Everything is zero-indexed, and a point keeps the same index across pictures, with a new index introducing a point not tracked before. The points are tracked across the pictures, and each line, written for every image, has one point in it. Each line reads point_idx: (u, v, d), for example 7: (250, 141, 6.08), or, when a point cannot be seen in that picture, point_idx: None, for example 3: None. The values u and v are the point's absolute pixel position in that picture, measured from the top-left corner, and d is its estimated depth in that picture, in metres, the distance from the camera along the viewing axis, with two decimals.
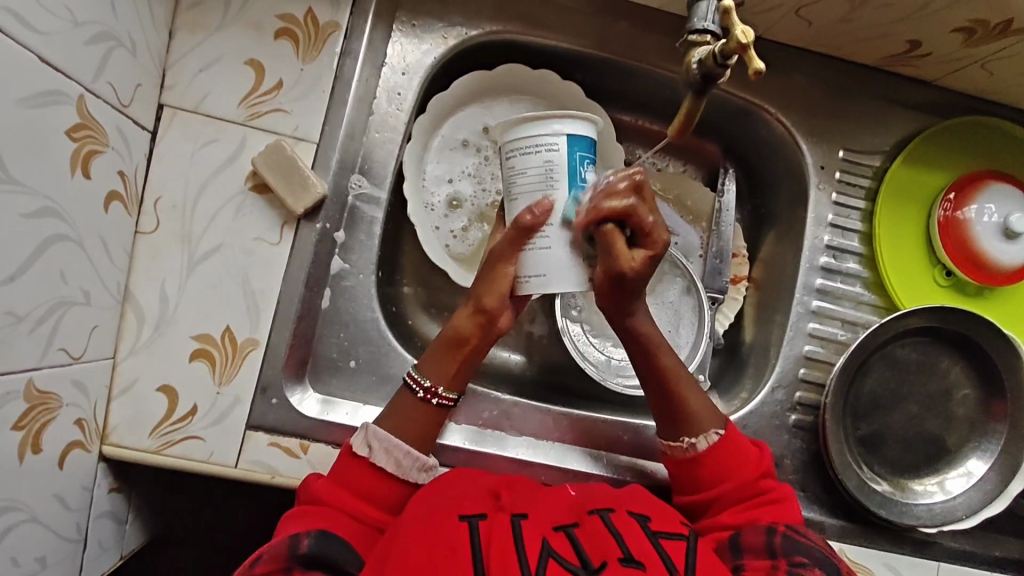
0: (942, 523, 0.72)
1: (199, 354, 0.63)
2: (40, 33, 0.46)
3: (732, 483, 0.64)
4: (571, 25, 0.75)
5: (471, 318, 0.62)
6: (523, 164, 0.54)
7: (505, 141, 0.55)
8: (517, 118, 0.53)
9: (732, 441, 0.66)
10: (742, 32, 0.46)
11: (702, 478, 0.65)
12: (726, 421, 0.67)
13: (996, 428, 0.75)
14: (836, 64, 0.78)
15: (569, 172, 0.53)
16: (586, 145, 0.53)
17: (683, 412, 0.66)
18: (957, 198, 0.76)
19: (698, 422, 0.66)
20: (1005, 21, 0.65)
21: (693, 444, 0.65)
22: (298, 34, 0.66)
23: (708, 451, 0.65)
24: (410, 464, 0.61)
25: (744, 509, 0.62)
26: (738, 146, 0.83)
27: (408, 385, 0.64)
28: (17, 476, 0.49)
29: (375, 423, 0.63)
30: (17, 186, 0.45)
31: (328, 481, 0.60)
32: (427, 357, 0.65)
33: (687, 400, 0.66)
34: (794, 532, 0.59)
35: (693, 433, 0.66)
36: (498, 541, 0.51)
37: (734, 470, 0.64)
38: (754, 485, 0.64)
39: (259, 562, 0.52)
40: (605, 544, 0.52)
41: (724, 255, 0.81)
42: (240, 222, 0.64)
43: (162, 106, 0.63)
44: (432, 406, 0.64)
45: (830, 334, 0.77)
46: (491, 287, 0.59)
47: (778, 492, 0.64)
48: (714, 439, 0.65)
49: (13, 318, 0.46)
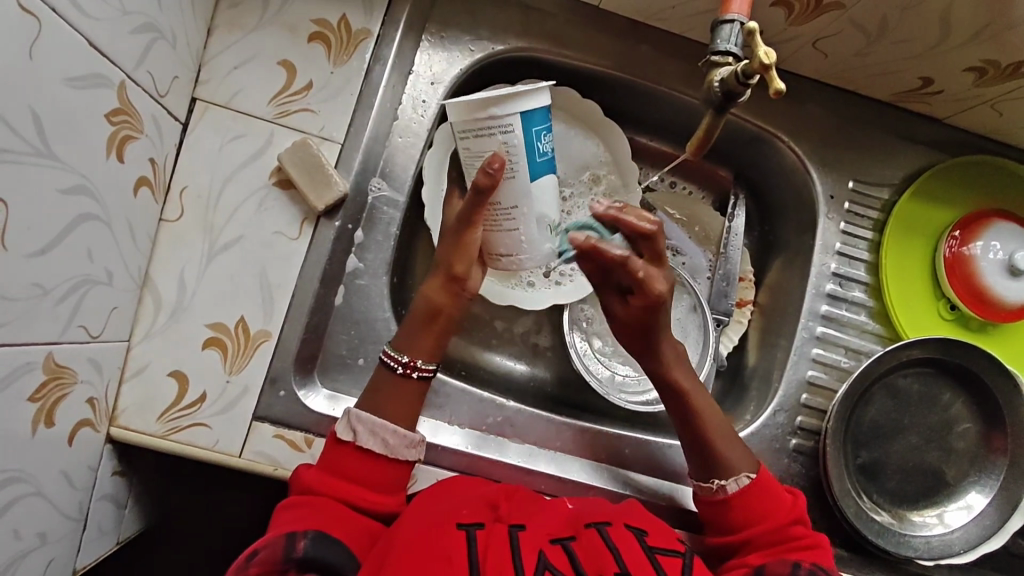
0: (940, 556, 0.72)
1: (212, 342, 0.64)
2: (89, 18, 0.48)
3: (766, 526, 0.62)
4: (594, 46, 0.77)
5: (444, 289, 0.62)
6: (477, 144, 0.55)
7: (459, 122, 0.54)
8: (464, 101, 0.53)
9: (763, 484, 0.64)
10: (765, 53, 0.49)
11: (731, 521, 0.64)
12: (756, 465, 0.65)
13: (996, 463, 0.75)
14: (849, 97, 0.80)
15: (526, 145, 0.54)
16: (540, 117, 0.54)
17: (720, 461, 0.65)
18: (963, 235, 0.77)
19: (728, 464, 0.64)
20: (1015, 63, 0.67)
21: (721, 485, 0.64)
22: (330, 39, 0.68)
23: (738, 495, 0.63)
24: (396, 442, 0.60)
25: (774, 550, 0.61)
26: (751, 173, 0.85)
27: (383, 361, 0.63)
28: (28, 447, 0.49)
29: (357, 406, 0.62)
30: (55, 162, 0.47)
31: (320, 470, 0.59)
32: (403, 332, 0.63)
33: (717, 444, 0.65)
34: None
35: (724, 476, 0.64)
36: (494, 554, 0.50)
37: (767, 513, 0.63)
38: (786, 530, 0.62)
39: (254, 562, 0.51)
40: (601, 560, 0.51)
41: (730, 278, 0.83)
42: (262, 215, 0.66)
43: (195, 100, 0.65)
44: (413, 379, 0.62)
45: (834, 360, 0.78)
46: (461, 252, 0.60)
47: (812, 540, 0.62)
48: (745, 482, 0.64)
49: (40, 290, 0.47)
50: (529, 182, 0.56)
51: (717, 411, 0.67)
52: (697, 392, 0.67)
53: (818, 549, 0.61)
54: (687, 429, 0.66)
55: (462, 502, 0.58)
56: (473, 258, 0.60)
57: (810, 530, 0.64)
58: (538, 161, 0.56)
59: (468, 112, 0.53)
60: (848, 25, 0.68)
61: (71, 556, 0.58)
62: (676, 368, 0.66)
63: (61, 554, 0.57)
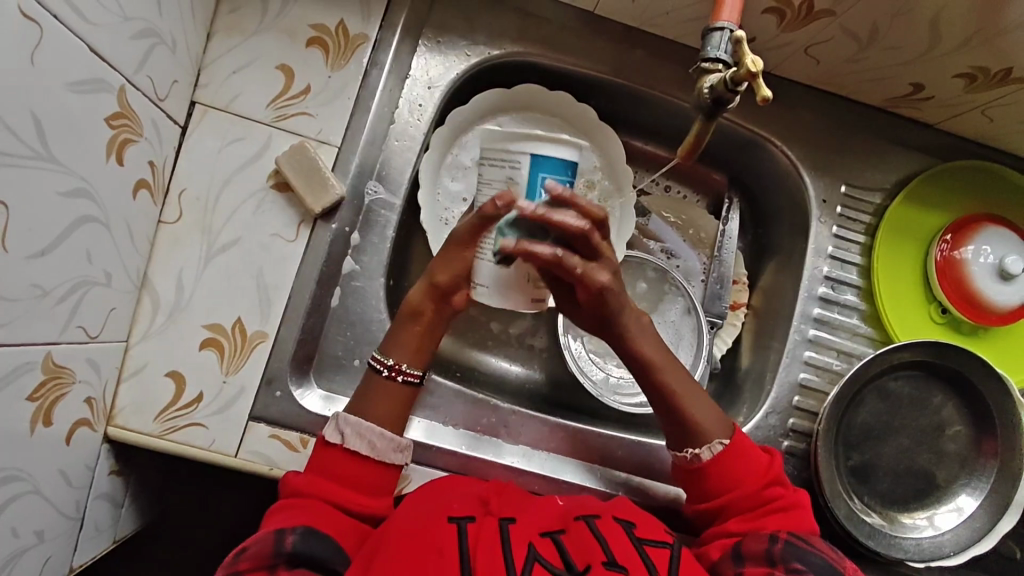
0: (930, 558, 0.73)
1: (209, 342, 0.65)
2: (90, 24, 0.49)
3: (742, 491, 0.63)
4: (589, 51, 0.78)
5: (428, 294, 0.63)
6: (489, 173, 0.55)
7: (485, 148, 0.55)
8: (499, 130, 0.52)
9: (737, 450, 0.64)
10: (753, 61, 0.49)
11: (710, 485, 0.64)
12: (733, 430, 0.65)
13: (986, 465, 0.76)
14: (841, 103, 0.81)
15: (531, 193, 0.53)
16: (551, 166, 0.52)
17: (694, 429, 0.65)
18: (954, 239, 0.78)
19: (704, 433, 0.65)
20: (1004, 70, 0.68)
21: (696, 454, 0.65)
22: (328, 43, 0.69)
23: (711, 462, 0.64)
24: (384, 445, 0.60)
25: (752, 516, 0.62)
26: (745, 177, 0.86)
27: (370, 364, 0.64)
28: (27, 446, 0.50)
29: (346, 411, 0.62)
30: (55, 165, 0.47)
31: (308, 474, 0.59)
32: (390, 334, 0.65)
33: (692, 413, 0.65)
34: (796, 539, 0.58)
35: (697, 444, 0.65)
36: (483, 545, 0.51)
37: (743, 479, 0.63)
38: (763, 492, 0.63)
39: (244, 557, 0.52)
40: (590, 549, 0.52)
41: (724, 281, 0.84)
42: (259, 217, 0.67)
43: (194, 103, 0.66)
44: (398, 382, 0.63)
45: (826, 363, 0.79)
46: (446, 263, 0.61)
47: (788, 500, 0.63)
48: (717, 449, 0.64)
49: (39, 291, 0.48)
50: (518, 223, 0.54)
51: (689, 378, 0.67)
52: (664, 361, 0.66)
53: (795, 509, 0.62)
54: (658, 399, 0.66)
55: (453, 497, 0.58)
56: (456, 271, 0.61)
57: (791, 490, 0.65)
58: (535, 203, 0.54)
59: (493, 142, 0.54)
60: (839, 32, 0.69)
61: (69, 554, 0.59)
62: (641, 337, 0.66)
63: (58, 552, 0.57)
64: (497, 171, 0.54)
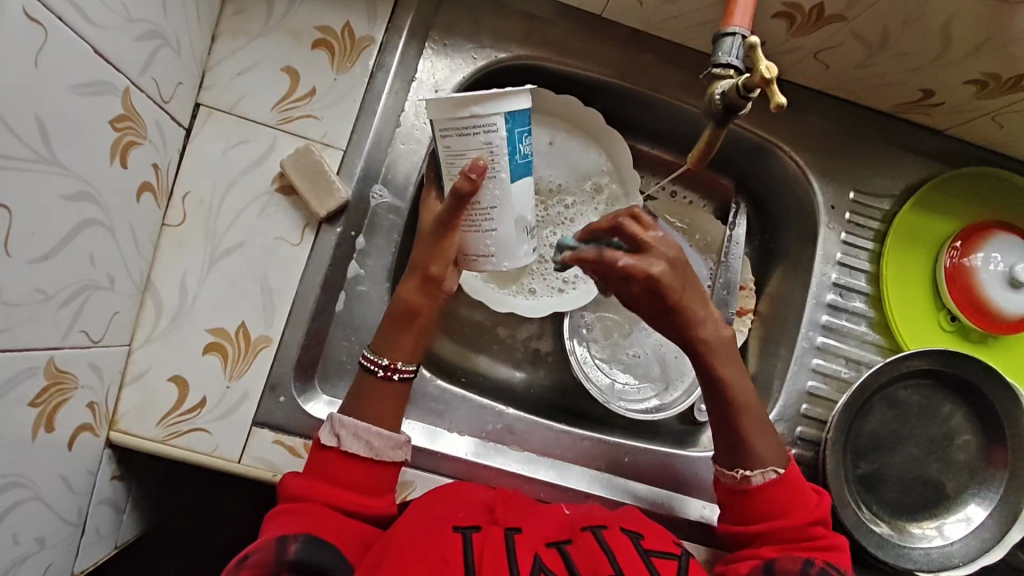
0: (940, 569, 0.72)
1: (213, 347, 0.64)
2: (95, 25, 0.48)
3: (787, 522, 0.61)
4: (595, 55, 0.77)
5: (421, 289, 0.62)
6: (458, 144, 0.55)
7: (438, 120, 0.54)
8: (449, 100, 0.52)
9: (790, 481, 0.63)
10: (766, 67, 0.49)
11: (752, 512, 0.63)
12: (787, 460, 0.64)
13: (996, 475, 0.75)
14: (849, 108, 0.80)
15: (510, 149, 0.55)
16: (522, 119, 0.55)
17: (750, 452, 0.64)
18: (964, 246, 0.77)
19: (761, 456, 0.64)
20: (1017, 76, 0.67)
21: (747, 476, 0.63)
22: (334, 45, 0.69)
23: (761, 487, 0.63)
24: (382, 444, 0.60)
25: (791, 546, 0.61)
26: (753, 183, 0.85)
27: (365, 366, 0.62)
28: (28, 453, 0.49)
29: (342, 411, 0.62)
30: (59, 168, 0.47)
31: (307, 477, 0.59)
32: (381, 333, 0.63)
33: (757, 441, 0.64)
34: (832, 567, 0.57)
35: (751, 468, 0.64)
36: (489, 555, 0.50)
37: (791, 510, 0.62)
38: (808, 529, 0.61)
39: (246, 564, 0.51)
40: (596, 562, 0.52)
41: (731, 287, 0.82)
42: (264, 221, 0.66)
43: (199, 106, 0.65)
44: (393, 382, 0.62)
45: (834, 371, 0.78)
46: (437, 254, 0.61)
47: (830, 540, 0.61)
48: (772, 476, 0.63)
49: (42, 296, 0.48)
50: (510, 184, 0.57)
51: (760, 407, 0.65)
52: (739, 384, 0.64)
53: (835, 551, 0.61)
54: (722, 419, 0.65)
55: (458, 505, 0.58)
56: (449, 258, 0.61)
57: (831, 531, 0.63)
58: (518, 162, 0.57)
59: (449, 111, 0.53)
60: (849, 36, 0.68)
61: (70, 561, 0.58)
62: (723, 367, 0.63)
63: (59, 558, 0.56)
64: (473, 146, 0.55)
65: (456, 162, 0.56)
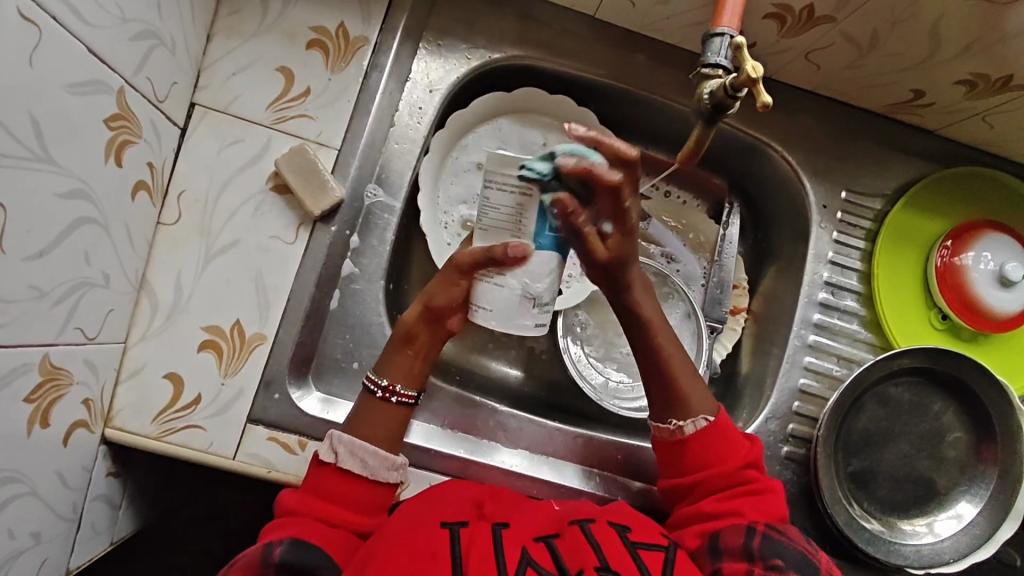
0: (931, 565, 0.72)
1: (207, 344, 0.65)
2: (89, 24, 0.48)
3: (719, 471, 0.63)
4: (588, 55, 0.77)
5: (421, 320, 0.64)
6: (494, 199, 0.52)
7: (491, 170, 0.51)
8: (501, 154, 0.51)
9: (719, 428, 0.64)
10: (752, 67, 0.49)
11: (688, 463, 0.64)
12: (716, 409, 0.66)
13: (987, 472, 0.76)
14: (840, 108, 0.81)
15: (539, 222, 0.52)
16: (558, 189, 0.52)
17: (681, 399, 0.65)
18: (954, 245, 0.78)
19: (689, 405, 0.65)
20: (1005, 76, 0.67)
21: (680, 426, 0.65)
22: (328, 46, 0.69)
23: (694, 437, 0.64)
24: (377, 463, 0.60)
25: (725, 497, 0.62)
26: (746, 182, 0.86)
27: (366, 385, 0.64)
28: (23, 448, 0.50)
29: (340, 430, 0.62)
30: (53, 166, 0.47)
31: (302, 492, 0.59)
32: (384, 355, 0.65)
33: (684, 387, 0.66)
34: (773, 533, 0.58)
35: (683, 417, 0.65)
36: (477, 548, 0.51)
37: (721, 458, 0.63)
38: (739, 474, 0.62)
39: (232, 570, 0.52)
40: (582, 555, 0.52)
41: (724, 286, 0.84)
42: (259, 220, 0.67)
43: (194, 105, 0.66)
44: (391, 403, 0.63)
45: (826, 369, 0.79)
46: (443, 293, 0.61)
47: (762, 484, 0.62)
48: (702, 424, 0.64)
49: (37, 293, 0.48)
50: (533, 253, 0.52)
51: (681, 350, 0.68)
52: (665, 332, 0.67)
53: (768, 494, 0.62)
54: (650, 365, 0.67)
55: (449, 501, 0.58)
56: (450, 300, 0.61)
57: (765, 475, 0.65)
58: (545, 236, 0.52)
59: (503, 165, 0.51)
60: (839, 37, 0.69)
61: (65, 556, 0.59)
62: (643, 299, 0.66)
63: (54, 554, 0.57)
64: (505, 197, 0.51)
65: (488, 215, 0.53)
